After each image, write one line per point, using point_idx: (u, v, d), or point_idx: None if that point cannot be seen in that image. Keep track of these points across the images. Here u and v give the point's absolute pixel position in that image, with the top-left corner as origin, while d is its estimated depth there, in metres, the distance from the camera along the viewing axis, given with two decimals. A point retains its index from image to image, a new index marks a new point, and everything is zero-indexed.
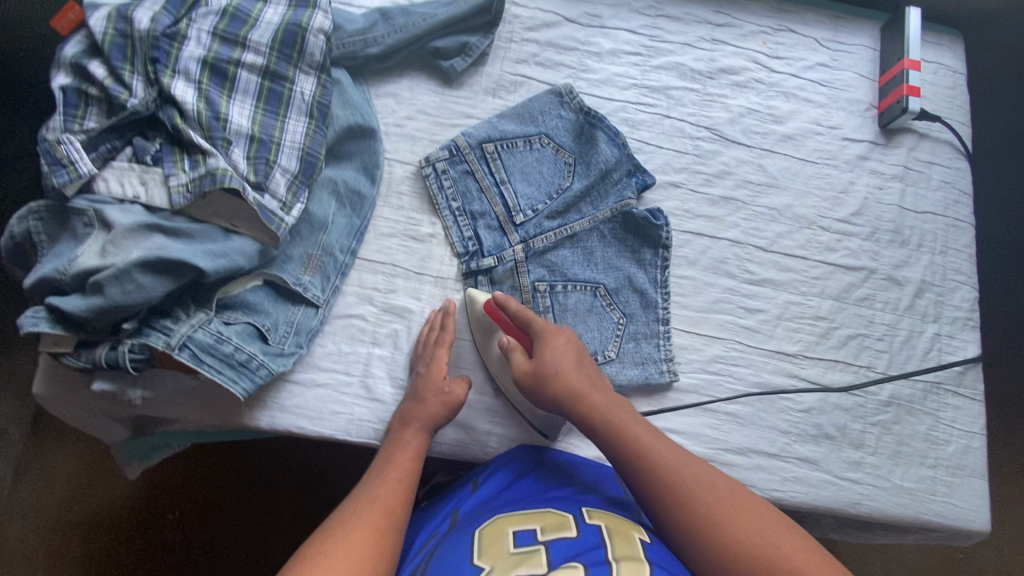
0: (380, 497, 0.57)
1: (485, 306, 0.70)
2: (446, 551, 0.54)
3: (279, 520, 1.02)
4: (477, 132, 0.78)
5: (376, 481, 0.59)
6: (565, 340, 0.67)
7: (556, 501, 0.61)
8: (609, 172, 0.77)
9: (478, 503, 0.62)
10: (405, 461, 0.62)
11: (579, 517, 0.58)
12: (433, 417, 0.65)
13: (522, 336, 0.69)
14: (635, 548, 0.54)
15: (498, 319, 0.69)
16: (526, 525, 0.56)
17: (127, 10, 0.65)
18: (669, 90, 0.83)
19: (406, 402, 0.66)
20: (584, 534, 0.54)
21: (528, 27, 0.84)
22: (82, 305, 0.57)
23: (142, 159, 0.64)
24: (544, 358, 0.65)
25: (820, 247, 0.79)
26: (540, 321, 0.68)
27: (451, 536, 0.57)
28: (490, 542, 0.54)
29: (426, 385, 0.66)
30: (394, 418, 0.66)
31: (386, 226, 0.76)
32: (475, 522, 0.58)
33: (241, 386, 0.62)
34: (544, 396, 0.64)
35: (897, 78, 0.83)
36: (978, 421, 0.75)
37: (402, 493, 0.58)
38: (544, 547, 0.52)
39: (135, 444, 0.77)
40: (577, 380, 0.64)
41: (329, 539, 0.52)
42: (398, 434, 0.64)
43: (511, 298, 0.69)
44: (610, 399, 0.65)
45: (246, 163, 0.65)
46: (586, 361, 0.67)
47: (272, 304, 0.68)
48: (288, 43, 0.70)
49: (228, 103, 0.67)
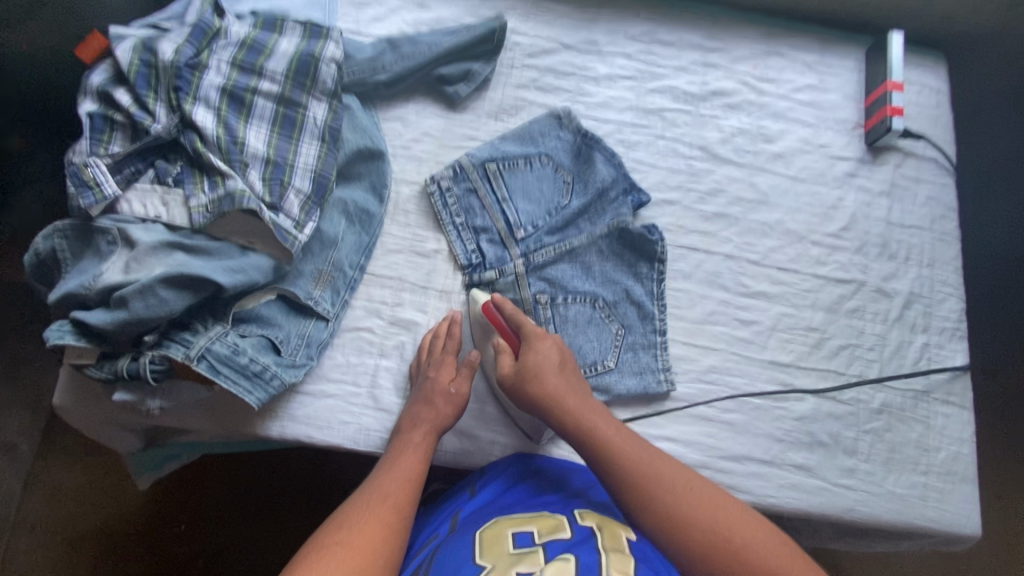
0: (390, 495, 0.60)
1: (483, 305, 0.74)
2: (447, 552, 0.57)
3: (283, 529, 1.04)
4: (480, 152, 0.82)
5: (384, 477, 0.62)
6: (553, 344, 0.70)
7: (550, 505, 0.64)
8: (606, 191, 0.81)
9: (476, 506, 0.65)
10: (414, 460, 0.64)
11: (573, 518, 0.60)
12: (439, 419, 0.68)
13: (512, 338, 0.72)
14: (621, 544, 0.57)
15: (495, 320, 0.73)
16: (522, 526, 0.59)
17: (152, 42, 0.70)
18: (663, 112, 0.87)
19: (415, 405, 0.69)
20: (577, 533, 0.57)
21: (528, 53, 0.88)
22: (106, 319, 0.60)
23: (164, 181, 0.68)
24: (528, 358, 0.68)
25: (811, 261, 0.82)
26: (531, 325, 0.71)
27: (452, 537, 0.60)
28: (488, 542, 0.57)
29: (435, 389, 0.69)
30: (403, 419, 0.69)
31: (393, 243, 0.79)
32: (474, 524, 0.61)
33: (255, 396, 0.65)
34: (524, 394, 0.67)
35: (881, 99, 0.87)
36: (968, 428, 0.77)
37: (411, 491, 0.61)
38: (541, 547, 0.55)
39: (149, 454, 0.80)
40: (557, 381, 0.67)
41: (342, 532, 0.55)
42: (406, 434, 0.67)
43: (505, 301, 0.73)
44: (589, 401, 0.67)
45: (261, 184, 0.69)
46: (570, 365, 0.70)
47: (284, 317, 0.71)
48: (302, 71, 0.74)
49: (245, 128, 0.71)
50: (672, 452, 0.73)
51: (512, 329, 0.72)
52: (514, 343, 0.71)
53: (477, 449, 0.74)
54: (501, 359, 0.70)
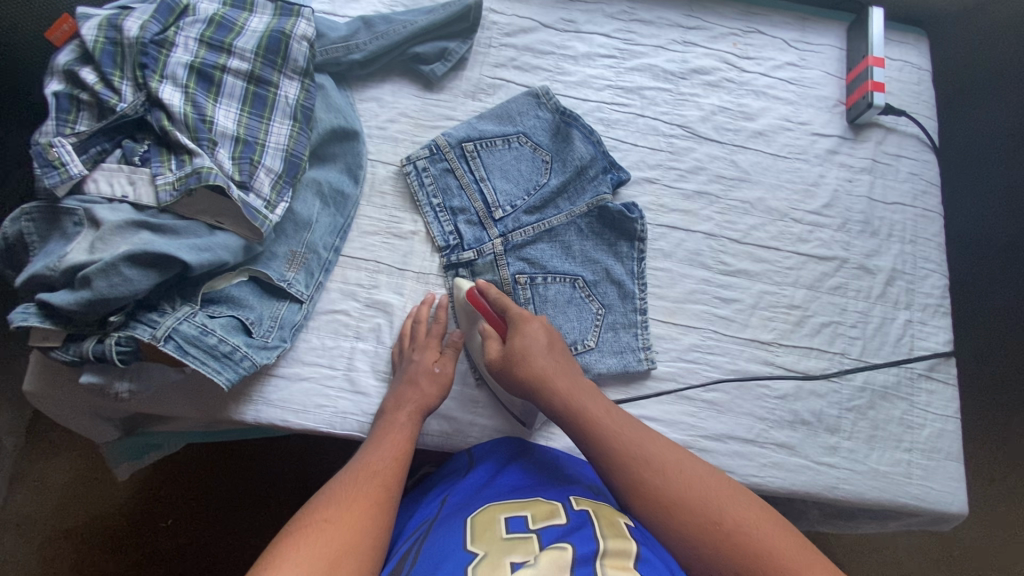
0: (378, 473, 0.59)
1: (468, 292, 0.72)
2: (436, 538, 0.55)
3: (270, 517, 1.03)
4: (457, 132, 0.81)
5: (370, 456, 0.61)
6: (539, 326, 0.69)
7: (545, 491, 0.62)
8: (585, 169, 0.80)
9: (465, 489, 0.63)
10: (400, 438, 0.63)
11: (568, 504, 0.58)
12: (425, 400, 0.67)
13: (499, 323, 0.70)
14: (622, 530, 0.55)
15: (481, 307, 0.71)
16: (515, 512, 0.57)
17: (116, 18, 0.68)
18: (643, 91, 0.86)
19: (400, 386, 0.67)
20: (573, 519, 0.55)
21: (505, 33, 0.87)
22: (70, 299, 0.58)
23: (130, 160, 0.67)
24: (514, 340, 0.67)
25: (793, 239, 0.81)
26: (515, 307, 0.70)
27: (440, 522, 0.58)
28: (479, 528, 0.54)
29: (420, 370, 0.68)
30: (387, 400, 0.67)
31: (369, 224, 0.78)
32: (462, 509, 0.59)
33: (225, 376, 0.64)
34: (515, 379, 0.66)
35: (863, 75, 0.86)
36: (951, 404, 0.77)
37: (398, 468, 0.60)
38: (534, 534, 0.53)
39: (125, 444, 0.78)
40: (546, 362, 0.66)
41: (330, 510, 0.54)
42: (390, 415, 0.66)
43: (488, 286, 0.72)
44: (579, 382, 0.66)
45: (230, 163, 0.68)
46: (558, 345, 0.69)
47: (256, 299, 0.70)
48: (272, 48, 0.73)
49: (214, 107, 0.69)
50: (654, 431, 0.72)
51: (498, 314, 0.70)
52: (501, 329, 0.70)
53: (456, 430, 0.72)
54: (488, 346, 0.69)
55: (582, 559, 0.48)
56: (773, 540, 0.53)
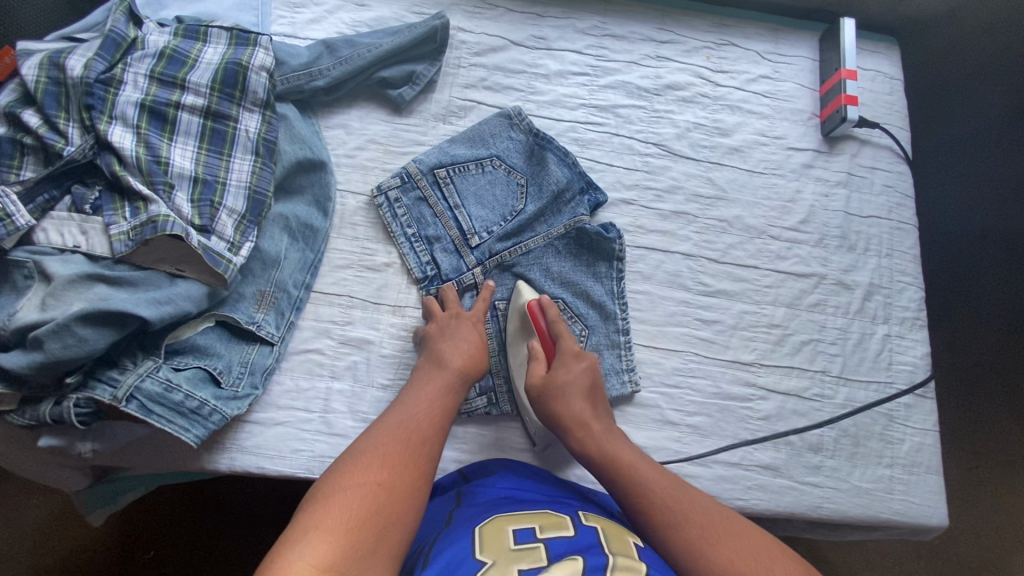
0: (425, 439, 0.58)
1: (529, 305, 0.73)
2: (445, 549, 0.52)
3: (257, 543, 1.00)
4: (428, 158, 0.78)
5: (417, 416, 0.60)
6: (586, 366, 0.69)
7: (552, 504, 0.60)
8: (562, 193, 0.78)
9: (476, 504, 0.61)
10: (448, 401, 0.64)
11: (576, 518, 0.57)
12: (474, 362, 0.68)
13: (549, 346, 0.72)
14: (629, 547, 0.53)
15: (537, 323, 0.72)
16: (523, 522, 0.55)
17: (58, 57, 0.64)
18: (617, 109, 0.85)
19: (443, 345, 0.68)
20: (581, 532, 0.54)
21: (474, 52, 0.85)
22: (22, 362, 0.55)
23: (81, 209, 0.63)
24: (558, 372, 0.68)
25: (772, 256, 0.81)
26: (569, 341, 0.71)
27: (449, 534, 0.56)
28: (489, 539, 0.53)
29: (464, 324, 0.71)
30: (431, 355, 0.67)
31: (341, 258, 0.75)
32: (472, 520, 0.57)
33: (193, 433, 0.61)
34: (545, 409, 0.67)
35: (836, 88, 0.85)
36: (930, 418, 0.77)
37: (441, 434, 0.60)
38: (543, 544, 0.51)
39: (96, 494, 0.74)
40: (583, 404, 0.67)
41: (381, 469, 0.53)
42: (436, 372, 0.66)
43: (550, 306, 0.73)
44: (611, 426, 0.67)
45: (189, 207, 0.65)
46: (598, 391, 0.69)
47: (224, 345, 0.68)
48: (229, 81, 0.69)
49: (169, 146, 0.66)
50: None
51: (551, 337, 0.72)
52: (548, 352, 0.71)
53: (439, 467, 0.70)
54: (533, 366, 0.70)
55: (592, 569, 0.47)
56: (744, 536, 0.54)
